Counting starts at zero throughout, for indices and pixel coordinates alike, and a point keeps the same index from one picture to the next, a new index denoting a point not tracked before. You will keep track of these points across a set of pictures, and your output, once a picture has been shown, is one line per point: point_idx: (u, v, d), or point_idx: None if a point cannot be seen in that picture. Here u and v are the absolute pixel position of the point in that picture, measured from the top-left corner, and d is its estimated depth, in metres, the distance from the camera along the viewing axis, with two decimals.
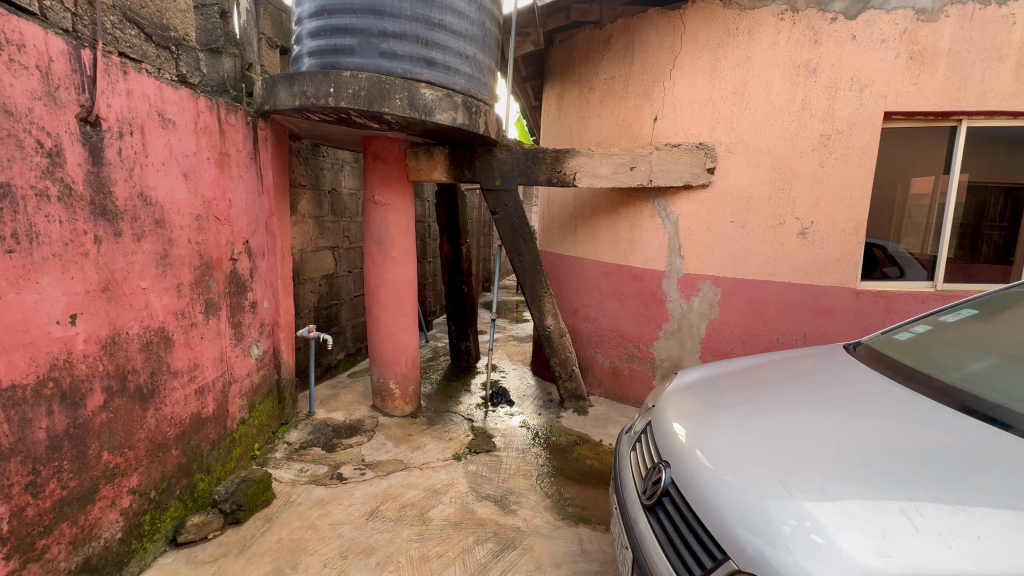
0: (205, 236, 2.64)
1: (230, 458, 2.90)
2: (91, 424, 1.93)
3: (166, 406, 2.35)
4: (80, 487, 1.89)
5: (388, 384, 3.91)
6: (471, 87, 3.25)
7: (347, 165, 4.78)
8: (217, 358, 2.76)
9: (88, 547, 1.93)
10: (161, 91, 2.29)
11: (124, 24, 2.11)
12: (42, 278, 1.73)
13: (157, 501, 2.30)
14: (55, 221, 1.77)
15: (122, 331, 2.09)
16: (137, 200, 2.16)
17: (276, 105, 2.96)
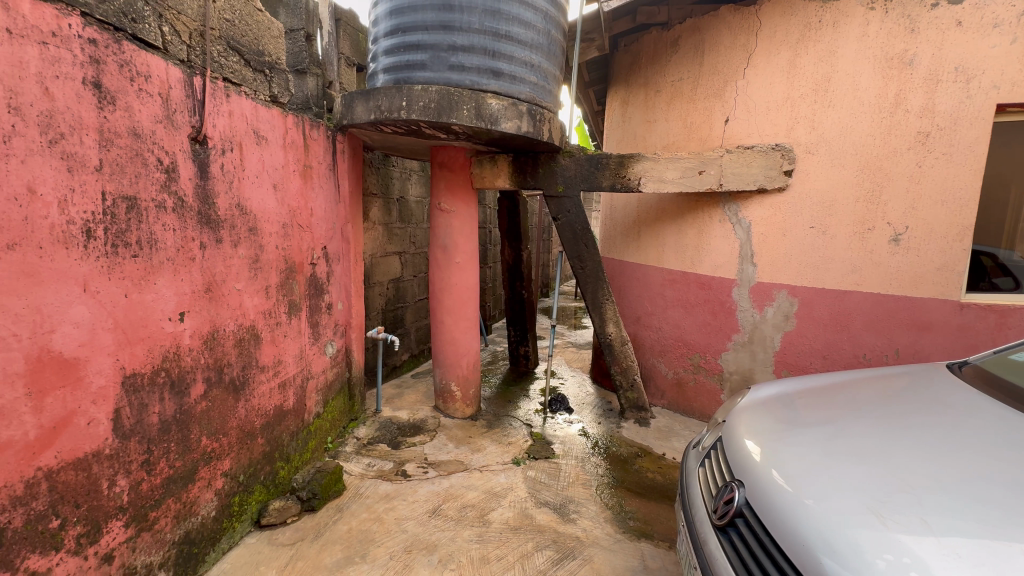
0: (290, 242, 2.86)
1: (307, 449, 3.10)
2: (194, 410, 2.16)
3: (254, 398, 2.56)
4: (182, 467, 2.10)
5: (450, 385, 4.02)
6: (536, 95, 3.29)
7: (415, 173, 4.99)
8: (298, 355, 2.98)
9: (188, 522, 2.14)
10: (257, 111, 2.52)
11: (228, 52, 2.34)
12: (158, 280, 1.96)
13: (245, 484, 2.51)
14: (170, 229, 2.00)
15: (220, 328, 2.31)
16: (235, 209, 2.38)
17: (353, 119, 3.16)
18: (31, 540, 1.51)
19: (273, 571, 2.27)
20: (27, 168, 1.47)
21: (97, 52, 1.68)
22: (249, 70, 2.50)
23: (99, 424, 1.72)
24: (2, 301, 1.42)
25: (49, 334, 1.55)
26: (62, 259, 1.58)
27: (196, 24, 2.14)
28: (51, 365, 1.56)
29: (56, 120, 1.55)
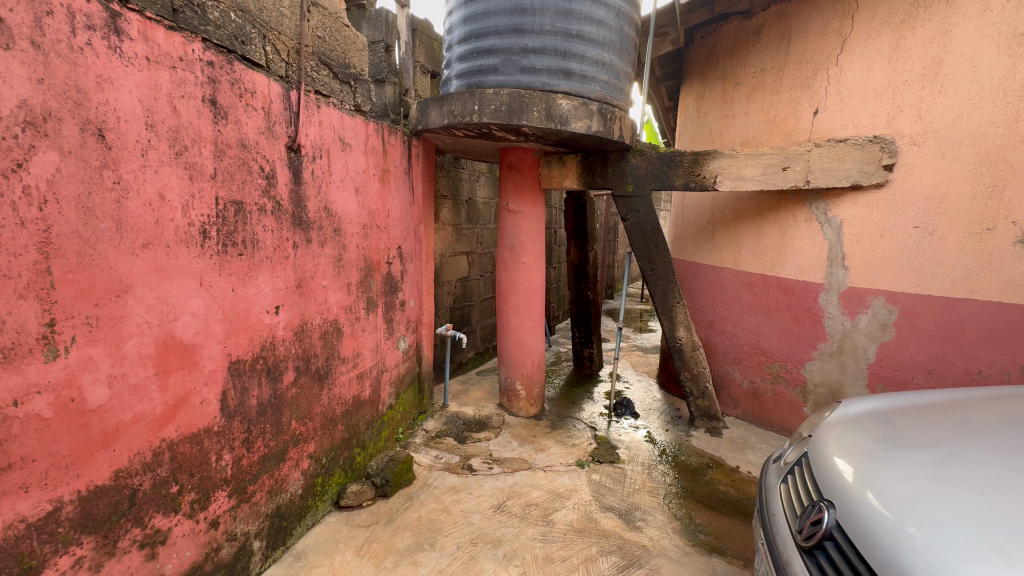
0: (369, 242, 3.04)
1: (381, 437, 3.28)
2: (285, 396, 2.36)
3: (336, 387, 2.75)
4: (275, 447, 2.31)
5: (515, 384, 4.07)
6: (607, 94, 3.24)
7: (483, 175, 5.10)
8: (374, 349, 3.16)
9: (279, 498, 2.34)
10: (342, 120, 2.71)
11: (320, 66, 2.54)
12: (258, 276, 2.16)
13: (327, 467, 2.71)
14: (269, 230, 2.21)
15: (308, 321, 2.51)
16: (323, 212, 2.58)
17: (428, 125, 3.30)
18: (156, 501, 1.73)
19: (351, 550, 2.42)
20: (159, 177, 1.69)
21: (214, 73, 1.89)
22: (336, 82, 2.69)
23: (209, 403, 1.94)
24: (138, 292, 1.64)
25: (173, 322, 1.77)
26: (184, 256, 1.79)
27: (293, 43, 2.34)
28: (173, 349, 1.78)
29: (181, 134, 1.76)
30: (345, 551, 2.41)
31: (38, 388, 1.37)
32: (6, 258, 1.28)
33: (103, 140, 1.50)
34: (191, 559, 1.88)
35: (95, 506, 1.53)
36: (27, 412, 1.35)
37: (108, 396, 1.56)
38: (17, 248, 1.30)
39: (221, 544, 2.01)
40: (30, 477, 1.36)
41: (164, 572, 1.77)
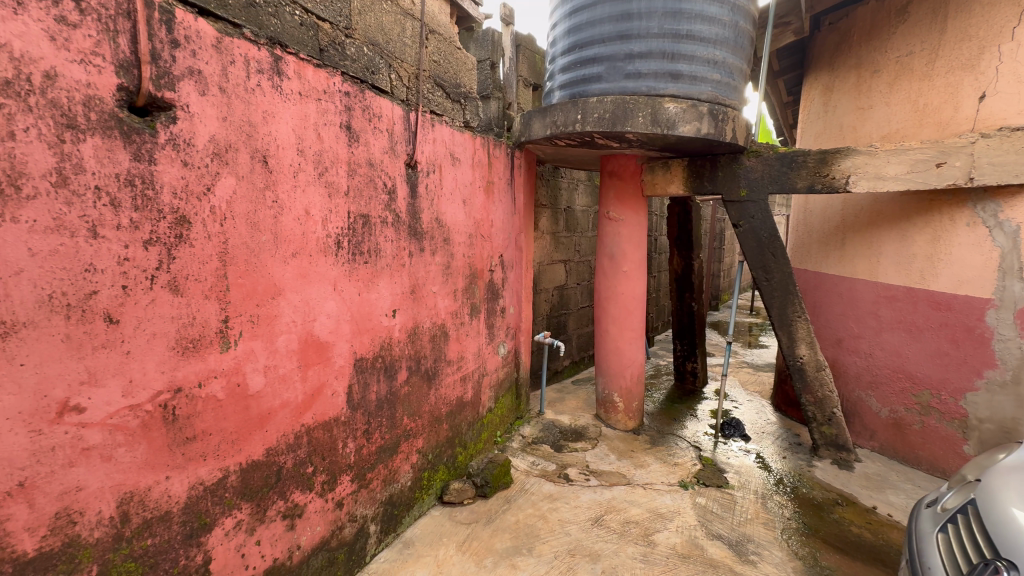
0: (474, 250, 3.19)
1: (481, 439, 3.40)
2: (399, 393, 2.55)
3: (442, 387, 2.91)
4: (390, 439, 2.50)
5: (613, 395, 3.96)
6: (718, 93, 3.06)
7: (582, 183, 5.09)
8: (476, 353, 3.29)
9: (392, 487, 2.53)
10: (453, 136, 2.89)
11: (435, 88, 2.73)
12: (380, 282, 2.37)
13: (433, 463, 2.87)
14: (390, 241, 2.42)
15: (420, 325, 2.70)
16: (434, 223, 2.76)
17: (531, 136, 3.39)
18: (296, 479, 1.97)
19: (454, 545, 2.54)
20: (306, 196, 1.94)
21: (350, 102, 2.13)
22: (449, 101, 2.87)
23: (338, 395, 2.17)
24: (288, 295, 1.89)
25: (313, 322, 2.02)
26: (322, 265, 2.04)
27: (414, 68, 2.55)
28: (312, 346, 2.02)
29: (324, 157, 2.01)
30: (449, 545, 2.53)
31: (215, 374, 1.64)
32: (199, 265, 1.56)
33: (266, 165, 1.77)
34: (320, 534, 2.10)
35: (252, 477, 1.79)
36: (207, 393, 1.62)
37: (264, 384, 1.82)
38: (205, 257, 1.58)
39: (344, 523, 2.23)
40: (207, 448, 1.62)
41: (301, 542, 2.01)
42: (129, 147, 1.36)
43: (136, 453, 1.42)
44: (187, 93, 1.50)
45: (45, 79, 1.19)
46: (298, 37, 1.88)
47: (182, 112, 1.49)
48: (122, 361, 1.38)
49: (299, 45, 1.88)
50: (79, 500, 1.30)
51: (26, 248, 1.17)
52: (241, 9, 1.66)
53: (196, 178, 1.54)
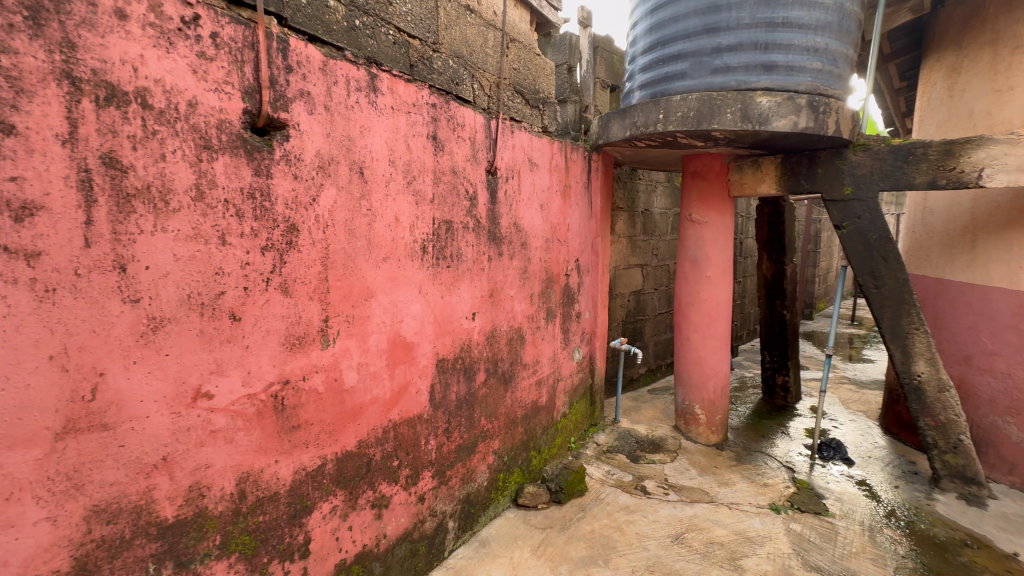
0: (551, 254, 3.19)
1: (555, 444, 3.38)
2: (477, 394, 2.61)
3: (518, 391, 2.94)
4: (468, 439, 2.57)
5: (694, 407, 3.76)
6: (819, 83, 2.81)
7: (661, 184, 4.91)
8: (551, 357, 3.29)
9: (469, 486, 2.60)
10: (531, 141, 2.91)
11: (514, 95, 2.78)
12: (461, 286, 2.45)
13: (508, 465, 2.91)
14: (470, 245, 2.49)
15: (498, 328, 2.74)
16: (513, 228, 2.80)
17: (609, 138, 3.33)
18: (383, 471, 2.09)
19: (529, 548, 2.54)
20: (396, 204, 2.05)
21: (436, 112, 2.23)
22: (528, 107, 2.91)
23: (422, 393, 2.26)
24: (379, 297, 2.01)
25: (400, 323, 2.13)
26: (409, 269, 2.14)
27: (495, 77, 2.61)
28: (399, 345, 2.13)
29: (412, 167, 2.12)
30: (524, 548, 2.54)
31: (317, 369, 1.78)
32: (305, 269, 1.71)
33: (362, 176, 1.90)
34: (404, 525, 2.20)
35: (346, 467, 1.92)
36: (309, 386, 1.76)
37: (357, 380, 1.95)
38: (310, 261, 1.73)
39: (425, 517, 2.32)
40: (310, 436, 1.77)
41: (387, 530, 2.12)
42: (251, 163, 1.53)
43: (253, 437, 1.59)
44: (299, 113, 1.65)
45: (188, 107, 1.37)
46: (392, 55, 2.01)
47: (293, 130, 1.64)
48: (242, 354, 1.54)
49: (392, 62, 2.01)
50: (208, 476, 1.48)
51: (172, 254, 1.36)
52: (344, 33, 1.81)
53: (304, 189, 1.69)
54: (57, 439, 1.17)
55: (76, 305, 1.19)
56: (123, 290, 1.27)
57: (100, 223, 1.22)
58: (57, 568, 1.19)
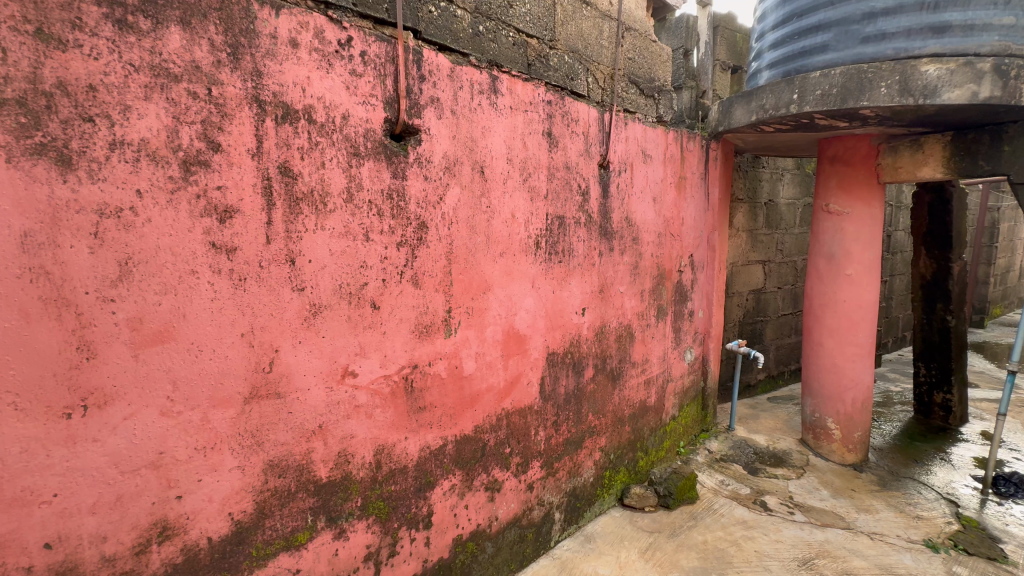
0: (663, 250, 3.06)
1: (663, 446, 3.26)
2: (585, 389, 2.61)
3: (626, 389, 2.88)
4: (575, 433, 2.58)
5: (826, 420, 3.36)
6: (1010, 42, 2.31)
7: (788, 172, 4.44)
8: (661, 357, 3.16)
9: (575, 480, 2.61)
10: (645, 132, 2.81)
11: (629, 85, 2.71)
12: (572, 281, 2.46)
13: (614, 463, 2.87)
14: (582, 241, 2.49)
15: (607, 323, 2.71)
16: (624, 222, 2.74)
17: (731, 124, 3.08)
18: (496, 457, 2.19)
19: (637, 550, 2.48)
20: (512, 201, 2.12)
21: (551, 109, 2.25)
22: (642, 97, 2.81)
23: (532, 385, 2.32)
24: (496, 290, 2.10)
25: (514, 315, 2.20)
26: (524, 264, 2.21)
27: (609, 69, 2.57)
28: (513, 337, 2.21)
29: (528, 164, 2.17)
30: (630, 549, 2.49)
31: (441, 355, 1.92)
32: (432, 264, 1.85)
33: (483, 175, 1.99)
34: (514, 511, 2.29)
35: (464, 449, 2.05)
36: (434, 371, 1.91)
37: (475, 368, 2.06)
38: (436, 256, 1.86)
39: (533, 505, 2.39)
40: (433, 418, 1.92)
41: (499, 514, 2.22)
42: (391, 167, 1.69)
43: (387, 415, 1.76)
44: (429, 119, 1.78)
45: (342, 119, 1.56)
46: (511, 56, 2.08)
47: (425, 134, 1.78)
48: (380, 338, 1.72)
49: (512, 63, 2.07)
50: (352, 445, 1.67)
51: (327, 249, 1.55)
52: (469, 40, 1.91)
53: (433, 189, 1.82)
54: (245, 402, 1.42)
55: (260, 292, 1.42)
56: (292, 280, 1.48)
57: (277, 223, 1.44)
58: (244, 509, 1.44)
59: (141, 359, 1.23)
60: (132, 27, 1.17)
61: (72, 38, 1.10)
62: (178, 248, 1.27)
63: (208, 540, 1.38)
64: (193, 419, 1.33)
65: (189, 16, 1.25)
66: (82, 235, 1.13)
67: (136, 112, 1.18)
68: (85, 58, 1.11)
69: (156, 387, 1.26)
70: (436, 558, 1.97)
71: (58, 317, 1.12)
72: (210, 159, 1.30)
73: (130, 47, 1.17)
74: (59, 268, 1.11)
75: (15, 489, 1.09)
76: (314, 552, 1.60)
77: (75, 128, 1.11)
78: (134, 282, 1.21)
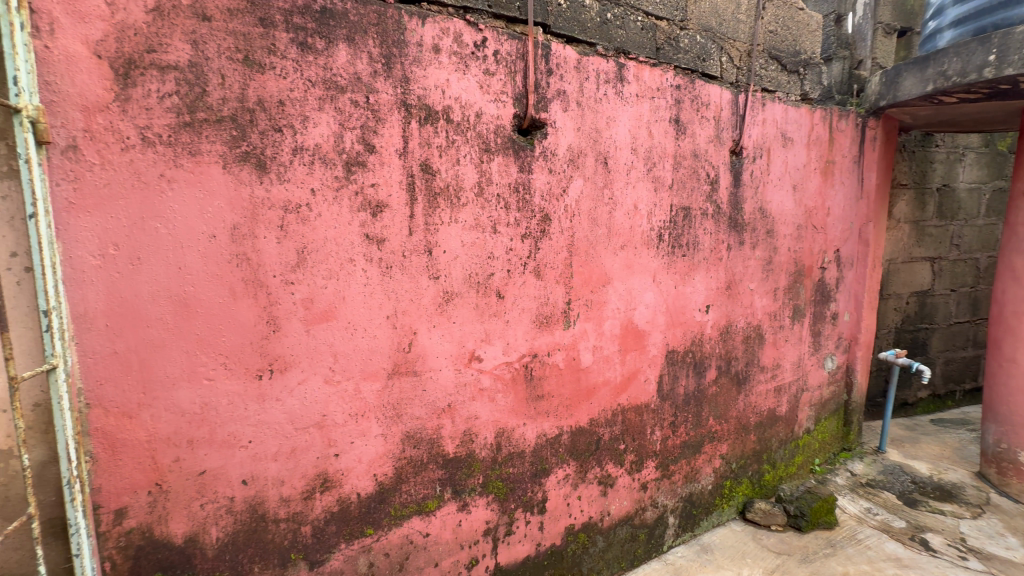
0: (803, 244, 2.74)
1: (794, 462, 2.94)
2: (707, 392, 2.46)
3: (753, 395, 2.65)
4: (694, 437, 2.45)
5: (1017, 453, 2.75)
6: None
7: (972, 151, 3.68)
8: (796, 362, 2.85)
9: (692, 486, 2.48)
10: (787, 113, 2.53)
11: (768, 61, 2.46)
12: (696, 276, 2.32)
13: (736, 473, 2.67)
14: (709, 233, 2.33)
15: (733, 323, 2.51)
16: (758, 213, 2.50)
17: (898, 97, 2.64)
18: (610, 452, 2.16)
19: (761, 570, 2.29)
20: (635, 192, 2.06)
21: (680, 94, 2.13)
22: (784, 73, 2.54)
23: (650, 382, 2.25)
24: (615, 283, 2.07)
25: (633, 310, 2.14)
26: (644, 257, 2.13)
27: (746, 46, 2.36)
28: (631, 332, 2.15)
29: (653, 153, 2.08)
30: (753, 568, 2.30)
31: (559, 346, 1.95)
32: (554, 255, 1.88)
33: (606, 166, 1.96)
34: (626, 508, 2.25)
35: (579, 441, 2.06)
36: (553, 361, 1.94)
37: (592, 361, 2.05)
38: (558, 248, 1.89)
39: (646, 506, 2.32)
40: (550, 407, 1.95)
41: (611, 509, 2.20)
42: (518, 161, 1.74)
43: (508, 400, 1.84)
44: (555, 112, 1.80)
45: (475, 117, 1.64)
46: (639, 41, 2.00)
47: (551, 128, 1.80)
48: (504, 326, 1.80)
49: (639, 49, 2.00)
50: (476, 425, 1.78)
51: (459, 240, 1.66)
52: (596, 29, 1.88)
53: (557, 182, 1.84)
54: (388, 377, 1.58)
55: (403, 279, 1.57)
56: (429, 269, 1.61)
57: (418, 216, 1.57)
58: (386, 472, 1.62)
59: (311, 333, 1.44)
60: (311, 47, 1.35)
61: (269, 62, 1.31)
62: (340, 239, 1.45)
63: (358, 495, 1.57)
64: (349, 388, 1.52)
65: (354, 34, 1.41)
66: (272, 228, 1.35)
67: (312, 122, 1.37)
68: (277, 77, 1.32)
69: (321, 358, 1.46)
70: (548, 544, 2.02)
71: (254, 296, 1.35)
72: (367, 159, 1.47)
73: (309, 66, 1.36)
74: (256, 255, 1.34)
75: (225, 433, 1.35)
76: (441, 520, 1.74)
77: (268, 138, 1.32)
78: (308, 268, 1.41)
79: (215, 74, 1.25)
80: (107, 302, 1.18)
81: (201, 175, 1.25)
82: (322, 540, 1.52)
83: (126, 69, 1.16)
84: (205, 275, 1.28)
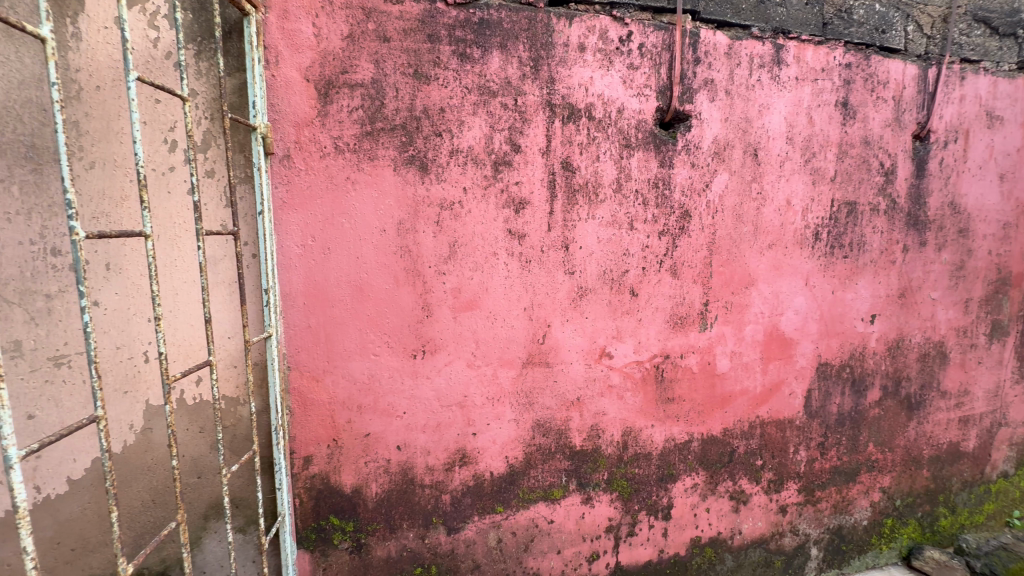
0: (1010, 246, 2.24)
1: (983, 510, 2.43)
2: (867, 414, 2.15)
3: (929, 423, 2.25)
4: (848, 463, 2.16)
5: None
6: None
7: None
8: (993, 390, 2.35)
9: (843, 518, 2.19)
10: (995, 86, 2.08)
11: (972, 26, 2.05)
12: (860, 281, 2.03)
13: (901, 511, 2.29)
14: (879, 232, 2.02)
15: (907, 337, 2.15)
16: (947, 209, 2.10)
17: None
18: (745, 466, 2.01)
19: None
20: (789, 185, 1.87)
21: (850, 74, 1.88)
22: (995, 39, 2.09)
23: (796, 396, 2.04)
24: (760, 285, 1.90)
25: (780, 315, 1.95)
26: (797, 258, 1.93)
27: (941, 10, 2.00)
28: (776, 339, 1.97)
29: (813, 142, 1.87)
30: None
31: (694, 349, 1.86)
32: (692, 254, 1.80)
33: (756, 158, 1.81)
34: (760, 530, 2.07)
35: (710, 450, 1.95)
36: (686, 364, 1.86)
37: (730, 367, 1.92)
38: (698, 246, 1.80)
39: (784, 531, 2.11)
40: (680, 411, 1.88)
41: (743, 528, 2.04)
42: (659, 156, 1.70)
43: (636, 400, 1.81)
44: (702, 103, 1.71)
45: (617, 113, 1.64)
46: (803, 18, 1.80)
47: (696, 120, 1.72)
48: (636, 325, 1.77)
49: (803, 26, 1.80)
50: (603, 422, 1.78)
51: (596, 237, 1.67)
52: (752, 9, 1.73)
53: (699, 177, 1.76)
54: (523, 365, 1.66)
55: (540, 273, 1.63)
56: (565, 264, 1.65)
57: (557, 213, 1.62)
58: (516, 456, 1.70)
59: (458, 320, 1.57)
60: (469, 57, 1.47)
61: (434, 74, 1.45)
62: (486, 234, 1.56)
63: (491, 474, 1.68)
64: (487, 373, 1.63)
65: (506, 40, 1.50)
66: (430, 223, 1.50)
67: (467, 125, 1.50)
68: (440, 87, 1.46)
69: (464, 343, 1.59)
70: (672, 552, 1.95)
71: (413, 284, 1.52)
72: (513, 159, 1.55)
73: (467, 74, 1.48)
74: (416, 247, 1.50)
75: (386, 402, 1.54)
76: (565, 509, 1.78)
77: (430, 142, 1.47)
78: (457, 260, 1.55)
79: (391, 88, 1.42)
80: (305, 284, 1.42)
81: (377, 177, 1.44)
82: (459, 510, 1.66)
83: (326, 89, 1.38)
84: (377, 264, 1.47)
